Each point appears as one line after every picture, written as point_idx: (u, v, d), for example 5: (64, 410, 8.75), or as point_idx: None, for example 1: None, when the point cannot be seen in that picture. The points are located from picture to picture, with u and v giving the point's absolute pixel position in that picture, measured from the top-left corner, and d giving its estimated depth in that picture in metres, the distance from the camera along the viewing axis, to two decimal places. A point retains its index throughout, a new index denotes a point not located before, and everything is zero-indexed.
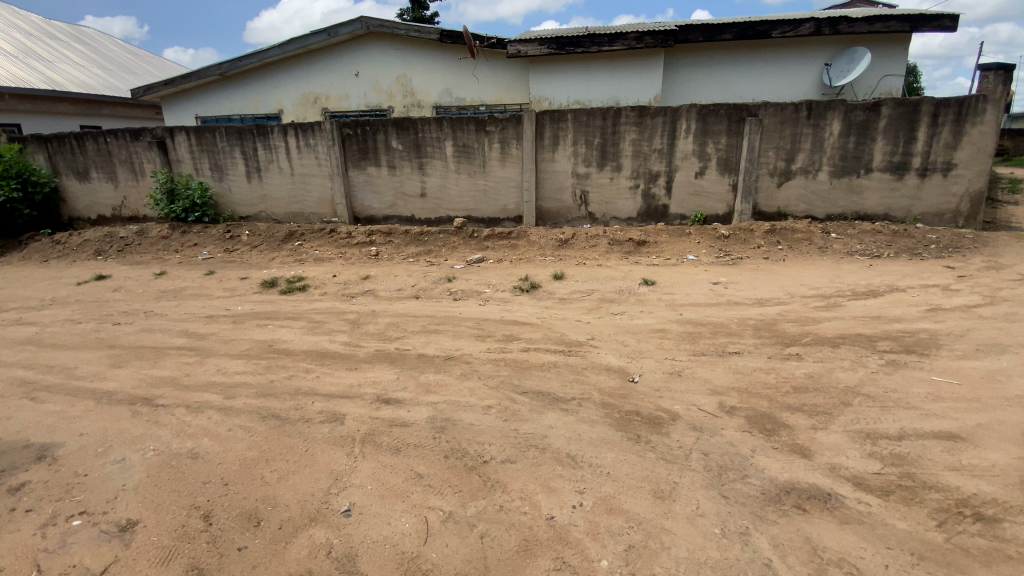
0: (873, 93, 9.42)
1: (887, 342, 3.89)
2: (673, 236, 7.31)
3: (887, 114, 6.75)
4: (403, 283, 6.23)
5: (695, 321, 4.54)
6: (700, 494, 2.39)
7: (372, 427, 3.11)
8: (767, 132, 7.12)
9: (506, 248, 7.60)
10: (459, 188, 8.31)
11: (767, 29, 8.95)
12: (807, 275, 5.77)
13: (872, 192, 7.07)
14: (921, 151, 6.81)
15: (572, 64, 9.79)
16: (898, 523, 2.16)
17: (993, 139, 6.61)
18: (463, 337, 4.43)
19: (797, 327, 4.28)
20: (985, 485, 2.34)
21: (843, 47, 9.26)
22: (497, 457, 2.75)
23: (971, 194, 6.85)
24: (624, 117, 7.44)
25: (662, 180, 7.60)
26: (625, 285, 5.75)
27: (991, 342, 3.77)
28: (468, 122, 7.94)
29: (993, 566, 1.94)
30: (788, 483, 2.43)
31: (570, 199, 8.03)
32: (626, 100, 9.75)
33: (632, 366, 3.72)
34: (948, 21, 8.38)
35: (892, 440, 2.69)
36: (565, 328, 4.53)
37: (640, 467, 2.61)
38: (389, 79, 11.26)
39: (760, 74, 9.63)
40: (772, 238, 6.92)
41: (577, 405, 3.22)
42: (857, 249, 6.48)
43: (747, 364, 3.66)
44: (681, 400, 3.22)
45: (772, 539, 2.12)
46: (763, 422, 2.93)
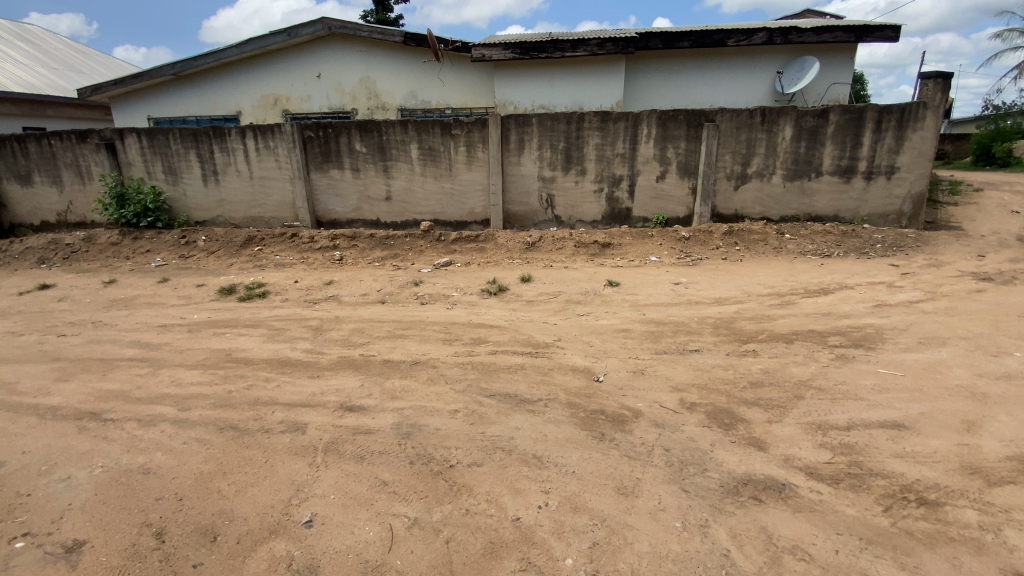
0: (822, 100, 9.90)
1: (837, 337, 4.08)
2: (637, 238, 7.45)
3: (834, 120, 7.09)
4: (368, 288, 6.14)
5: (657, 321, 4.64)
6: (662, 489, 2.45)
7: (335, 436, 3.05)
8: (724, 137, 7.37)
9: (473, 251, 7.59)
10: (425, 192, 8.25)
11: (723, 38, 9.27)
12: (763, 274, 5.98)
13: (823, 194, 7.41)
14: (867, 156, 7.17)
15: (536, 69, 9.89)
16: (848, 509, 2.26)
17: (931, 144, 7.02)
18: (429, 341, 4.39)
19: (754, 324, 4.44)
20: (926, 470, 2.48)
21: (794, 56, 9.67)
22: (464, 460, 2.74)
23: (912, 196, 7.25)
24: (588, 121, 7.57)
25: (625, 184, 7.76)
26: (591, 286, 5.84)
27: (931, 335, 4.00)
28: (433, 125, 7.91)
29: (935, 547, 2.05)
30: (745, 475, 2.52)
31: (536, 203, 8.09)
32: (590, 105, 9.92)
33: (597, 366, 3.78)
34: (891, 31, 8.85)
35: (842, 431, 2.82)
36: (532, 330, 4.56)
37: (604, 465, 2.65)
38: (353, 80, 11.10)
39: (716, 80, 9.96)
40: (730, 239, 7.15)
41: (543, 405, 3.25)
42: (809, 249, 6.78)
43: (706, 361, 3.76)
44: (644, 397, 3.29)
45: (730, 530, 2.19)
46: (722, 417, 3.02)
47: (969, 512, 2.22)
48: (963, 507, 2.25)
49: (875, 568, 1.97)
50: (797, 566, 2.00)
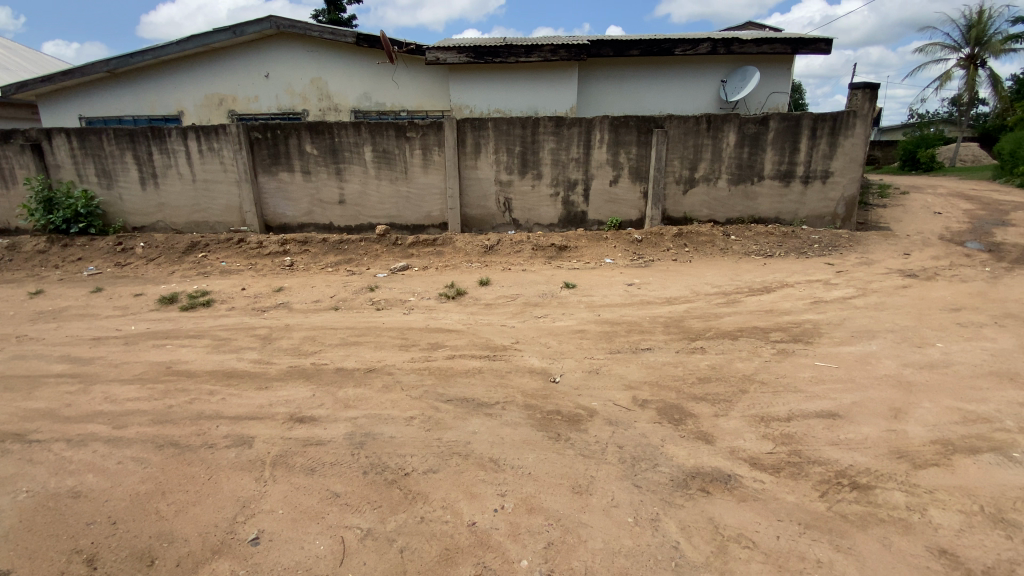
0: (763, 108, 10.42)
1: (779, 333, 4.30)
2: (592, 241, 7.59)
3: (773, 127, 7.47)
4: (321, 294, 5.96)
5: (611, 321, 4.74)
6: (615, 486, 2.49)
7: (284, 448, 2.94)
8: (673, 143, 7.63)
9: (430, 255, 7.51)
10: (380, 195, 8.11)
11: (670, 47, 9.60)
12: (710, 274, 6.23)
13: (765, 197, 7.78)
14: (804, 161, 7.59)
15: (491, 73, 9.93)
16: (788, 497, 2.38)
17: (861, 150, 7.50)
18: (385, 348, 4.31)
19: (703, 322, 4.60)
20: (859, 456, 2.64)
21: (737, 66, 10.14)
22: (419, 467, 2.70)
23: (845, 198, 7.72)
24: (543, 126, 7.66)
25: (580, 187, 7.90)
26: (548, 289, 5.90)
27: (863, 329, 4.27)
28: (387, 128, 7.80)
29: (867, 528, 2.18)
30: (694, 468, 2.61)
31: (493, 206, 8.11)
32: (544, 110, 10.05)
33: (553, 367, 3.82)
34: (824, 44, 9.41)
35: (783, 422, 2.97)
36: (489, 333, 4.55)
37: (559, 464, 2.67)
38: (303, 81, 10.79)
39: (666, 88, 10.30)
40: (680, 241, 7.38)
41: (500, 408, 3.25)
42: (753, 249, 7.11)
43: (658, 359, 3.87)
44: (598, 396, 3.35)
45: (680, 523, 2.25)
46: (672, 413, 3.11)
47: (897, 494, 2.38)
48: (892, 489, 2.41)
49: (813, 551, 2.08)
50: (742, 554, 2.08)
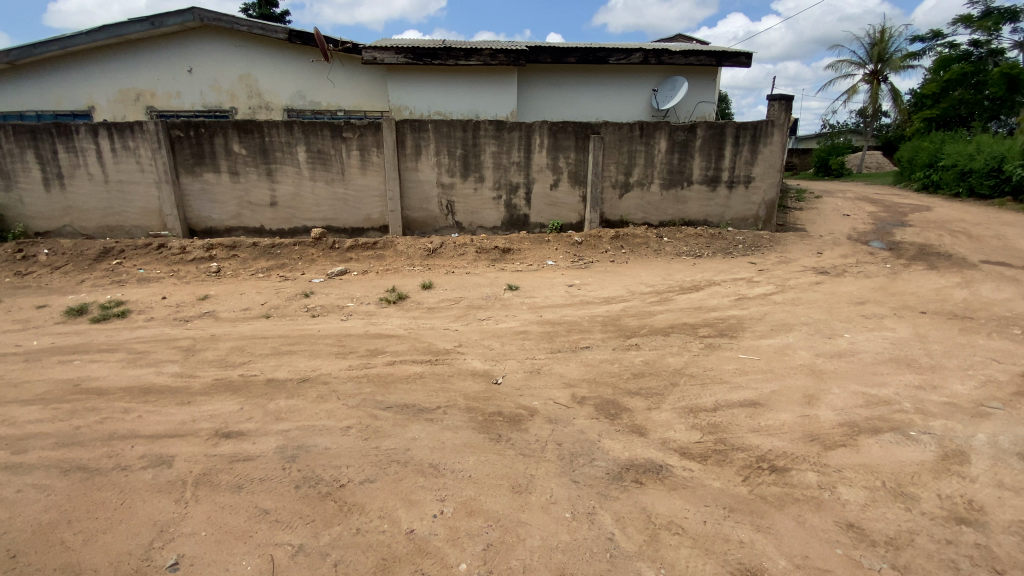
0: (691, 117, 11.00)
1: (707, 328, 4.54)
2: (535, 243, 7.69)
3: (701, 135, 7.90)
4: (251, 302, 5.67)
5: (552, 322, 4.82)
6: (554, 483, 2.54)
7: (208, 466, 2.76)
8: (609, 148, 7.88)
9: (371, 259, 7.33)
10: (315, 197, 7.82)
11: (605, 55, 9.92)
12: (645, 274, 6.48)
13: (695, 201, 8.20)
14: (729, 166, 8.07)
15: (431, 75, 9.86)
16: (714, 483, 2.52)
17: (779, 157, 8.07)
18: (320, 356, 4.16)
19: (638, 320, 4.78)
20: (777, 441, 2.83)
21: (667, 76, 10.63)
22: (356, 478, 2.62)
23: (766, 202, 8.28)
24: (483, 130, 7.69)
25: (522, 191, 7.99)
26: (491, 291, 5.91)
27: (782, 323, 4.59)
28: (322, 127, 7.54)
29: (783, 507, 2.34)
30: (628, 461, 2.70)
31: (435, 209, 8.03)
32: (485, 113, 10.08)
33: (496, 369, 3.83)
34: (744, 57, 10.06)
35: (710, 412, 3.14)
36: (431, 337, 4.50)
37: (499, 466, 2.68)
38: (230, 77, 10.22)
39: (602, 95, 10.64)
40: (617, 243, 7.63)
41: (441, 413, 3.21)
42: (685, 250, 7.47)
43: (596, 357, 3.98)
44: (539, 396, 3.39)
45: (614, 515, 2.32)
46: (609, 408, 3.21)
47: (810, 474, 2.57)
48: (806, 470, 2.60)
49: (736, 532, 2.20)
50: (672, 540, 2.17)
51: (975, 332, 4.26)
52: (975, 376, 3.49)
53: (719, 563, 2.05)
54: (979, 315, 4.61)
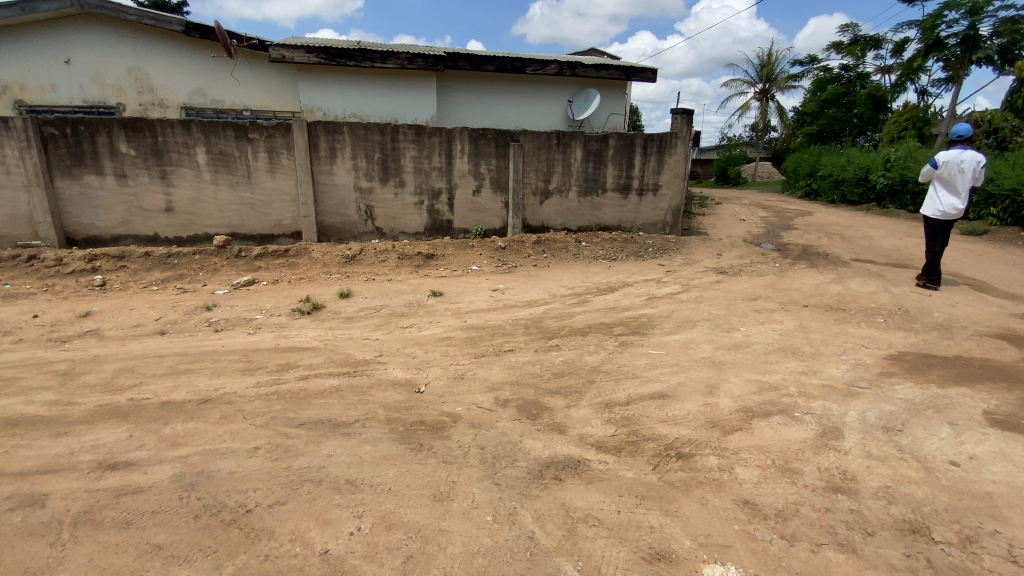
0: (604, 127, 11.57)
1: (621, 327, 4.78)
2: (458, 249, 7.67)
3: (613, 145, 8.32)
4: (143, 318, 5.13)
5: (476, 326, 4.84)
6: (475, 488, 2.54)
7: (92, 503, 2.47)
8: (528, 156, 8.06)
9: (282, 268, 6.94)
10: (218, 202, 7.27)
11: (522, 65, 10.15)
12: (566, 278, 6.70)
13: (609, 208, 8.61)
14: (639, 175, 8.56)
15: (345, 77, 9.56)
16: (628, 473, 2.65)
17: (683, 166, 8.69)
18: (225, 373, 3.87)
19: (559, 322, 4.94)
20: (683, 429, 3.04)
21: (581, 88, 11.10)
22: (264, 501, 2.46)
23: (673, 208, 8.87)
24: (402, 134, 7.56)
25: (444, 196, 7.94)
26: (413, 298, 5.81)
27: (687, 320, 4.94)
28: (224, 127, 7.04)
29: (689, 491, 2.52)
30: (548, 459, 2.77)
31: (354, 214, 7.76)
32: (403, 118, 9.93)
33: (418, 377, 3.76)
34: (650, 73, 10.75)
35: (624, 406, 3.31)
36: (349, 348, 4.34)
37: (421, 475, 2.63)
38: (116, 70, 9.24)
39: (520, 103, 10.87)
40: (539, 248, 7.81)
41: (359, 426, 3.10)
42: (601, 254, 7.81)
43: (519, 359, 4.04)
44: (462, 401, 3.39)
45: (535, 513, 2.37)
46: (530, 409, 3.28)
47: (712, 458, 2.78)
48: (708, 454, 2.81)
49: (647, 519, 2.34)
50: (589, 532, 2.26)
51: (847, 321, 4.85)
52: (847, 360, 3.97)
53: (632, 550, 2.16)
54: (850, 307, 5.25)
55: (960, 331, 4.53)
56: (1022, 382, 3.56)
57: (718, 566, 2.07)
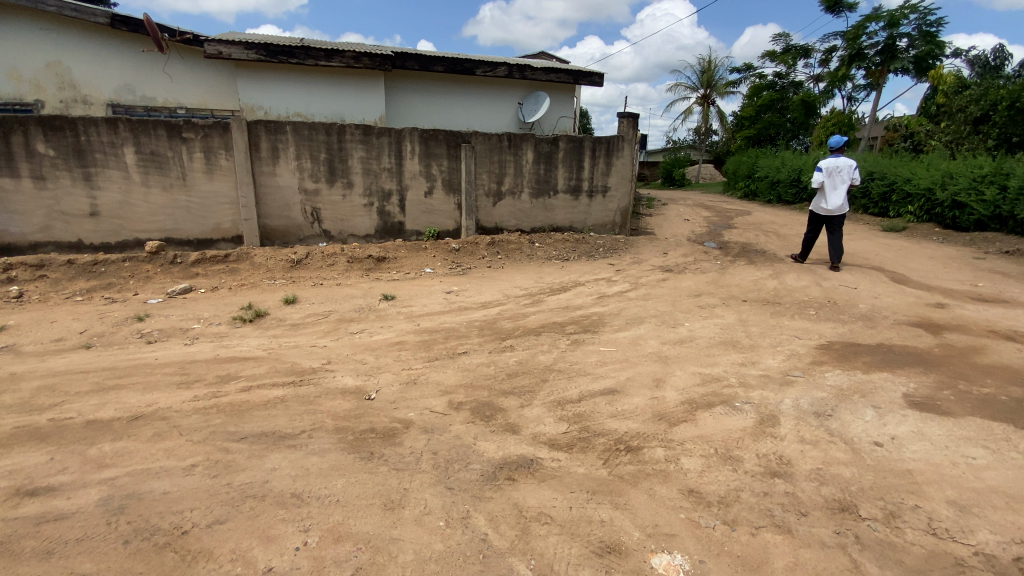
0: (555, 130, 11.74)
1: (573, 325, 4.86)
2: (411, 251, 7.55)
3: (563, 147, 8.45)
4: (66, 331, 4.74)
5: (429, 329, 4.78)
6: (428, 493, 2.50)
7: (5, 534, 2.25)
8: (480, 158, 8.05)
9: (222, 274, 6.61)
10: (150, 205, 6.83)
11: (472, 67, 10.13)
12: (519, 278, 6.75)
13: (561, 209, 8.72)
14: (589, 176, 8.73)
15: (288, 76, 9.23)
16: (579, 469, 2.69)
17: (630, 168, 8.94)
18: (159, 387, 3.63)
19: (513, 322, 4.96)
20: (632, 423, 3.12)
21: (530, 90, 11.21)
22: (202, 521, 2.33)
23: (621, 209, 9.11)
24: (349, 134, 7.37)
25: (394, 198, 7.80)
26: (364, 302, 5.67)
27: (636, 316, 5.08)
28: (155, 126, 6.63)
29: (637, 483, 2.58)
30: (501, 460, 2.77)
31: (299, 217, 7.48)
32: (351, 118, 9.68)
33: (369, 384, 3.66)
34: (598, 77, 11.00)
35: (576, 403, 3.36)
36: (296, 356, 4.18)
37: (371, 484, 2.56)
38: (32, 63, 8.50)
39: (471, 104, 10.84)
40: (493, 249, 7.82)
41: (306, 437, 2.99)
42: (554, 255, 7.91)
43: (473, 361, 4.03)
44: (414, 406, 3.33)
45: (488, 515, 2.36)
46: (484, 411, 3.27)
47: (659, 450, 2.86)
48: (655, 446, 2.89)
49: (598, 513, 2.38)
50: (541, 530, 2.27)
51: (782, 314, 5.13)
52: (783, 351, 4.20)
53: (583, 545, 2.19)
54: (786, 301, 5.56)
55: (882, 320, 4.89)
56: (935, 365, 3.88)
57: (665, 554, 2.14)
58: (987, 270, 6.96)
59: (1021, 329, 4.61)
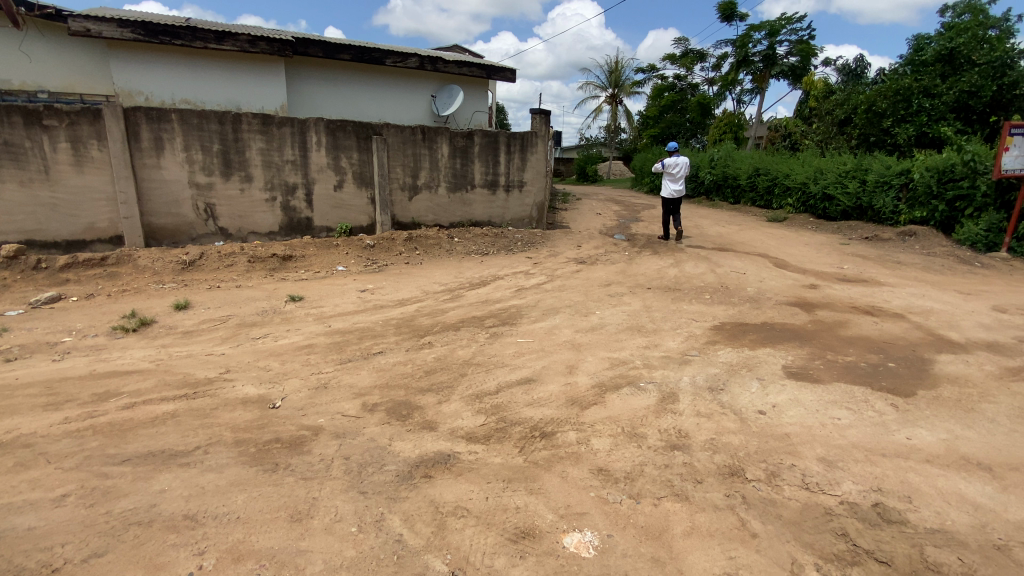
0: (470, 124, 11.70)
1: (491, 319, 4.89)
2: (320, 249, 7.18)
3: (478, 142, 8.43)
4: None
5: (341, 330, 4.59)
6: (339, 500, 2.41)
7: None
8: (393, 151, 7.82)
9: (100, 279, 5.89)
10: (4, 202, 5.91)
11: (381, 57, 9.79)
12: (438, 274, 6.66)
13: (478, 204, 8.72)
14: (505, 171, 8.79)
15: (172, 59, 8.40)
16: (495, 459, 2.73)
17: (544, 164, 9.13)
18: (21, 411, 3.17)
19: (431, 319, 4.89)
20: (546, 410, 3.21)
21: (444, 83, 11.06)
22: (76, 556, 2.07)
23: (537, 204, 9.29)
24: (246, 123, 6.84)
25: (300, 192, 7.36)
26: (267, 305, 5.31)
27: (552, 307, 5.22)
28: (6, 111, 5.73)
29: (551, 467, 2.67)
30: (417, 458, 2.73)
31: (191, 213, 6.84)
32: (248, 107, 9.00)
33: (273, 392, 3.44)
34: (510, 73, 11.09)
35: (493, 395, 3.39)
36: (189, 366, 3.83)
37: (276, 497, 2.41)
38: None
39: (382, 96, 10.50)
40: (410, 245, 7.64)
41: (201, 453, 2.75)
42: (473, 249, 7.90)
43: (389, 360, 3.93)
44: (325, 412, 3.18)
45: (403, 516, 2.32)
46: (400, 410, 3.20)
47: (572, 433, 2.97)
48: (568, 430, 3.00)
49: (513, 500, 2.42)
50: (457, 524, 2.27)
51: (682, 299, 5.52)
52: (682, 333, 4.53)
53: (499, 533, 2.22)
54: (685, 287, 6.00)
55: (767, 301, 5.43)
56: (809, 339, 4.38)
57: (576, 533, 2.22)
58: (851, 254, 7.95)
59: (876, 305, 5.32)
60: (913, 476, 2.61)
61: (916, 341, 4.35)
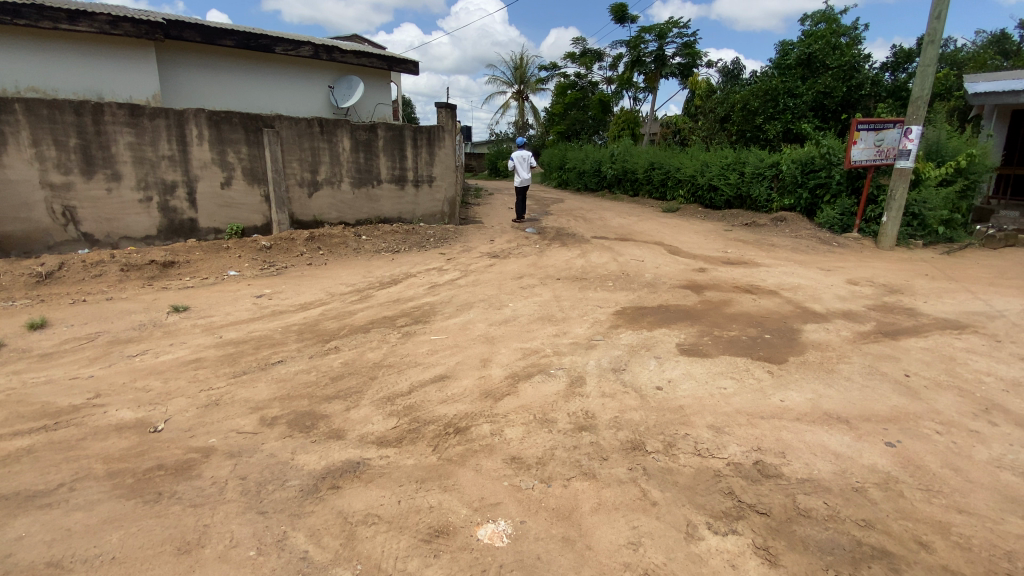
0: (373, 117, 11.27)
1: (402, 318, 4.79)
2: (209, 252, 6.59)
3: (382, 135, 8.15)
4: None
5: (236, 340, 4.25)
6: (235, 523, 2.24)
7: None
8: (287, 145, 7.32)
9: None
10: None
11: (269, 43, 9.11)
12: (345, 274, 6.38)
13: (386, 199, 8.45)
14: (412, 166, 8.58)
15: (11, 39, 7.24)
16: (407, 461, 2.68)
17: (453, 158, 9.02)
18: None
19: (337, 322, 4.67)
20: (459, 405, 3.21)
21: (341, 74, 10.55)
22: None
23: (449, 199, 9.15)
24: (109, 114, 6.08)
25: (181, 191, 6.68)
26: (146, 318, 4.76)
27: (465, 303, 5.20)
28: None
29: (465, 462, 2.67)
30: (324, 469, 2.61)
31: (45, 218, 5.98)
32: (113, 96, 7.98)
33: (155, 414, 3.11)
34: (413, 65, 10.83)
35: (404, 396, 3.32)
36: (50, 393, 3.35)
37: (160, 529, 2.19)
38: None
39: (273, 86, 9.80)
40: (313, 245, 7.22)
41: (66, 491, 2.42)
42: (382, 247, 7.65)
43: (291, 369, 3.70)
44: (218, 430, 2.93)
45: (308, 531, 2.20)
46: (303, 421, 3.03)
47: (485, 426, 3.00)
48: (481, 424, 3.02)
49: (426, 500, 2.40)
50: (368, 532, 2.20)
51: (588, 288, 5.77)
52: (589, 319, 4.74)
53: (411, 535, 2.19)
54: (591, 276, 6.27)
55: (663, 285, 5.84)
56: (700, 318, 4.78)
57: (490, 524, 2.25)
58: (734, 239, 8.78)
59: (755, 283, 5.93)
60: (785, 433, 2.96)
61: (787, 314, 4.91)
